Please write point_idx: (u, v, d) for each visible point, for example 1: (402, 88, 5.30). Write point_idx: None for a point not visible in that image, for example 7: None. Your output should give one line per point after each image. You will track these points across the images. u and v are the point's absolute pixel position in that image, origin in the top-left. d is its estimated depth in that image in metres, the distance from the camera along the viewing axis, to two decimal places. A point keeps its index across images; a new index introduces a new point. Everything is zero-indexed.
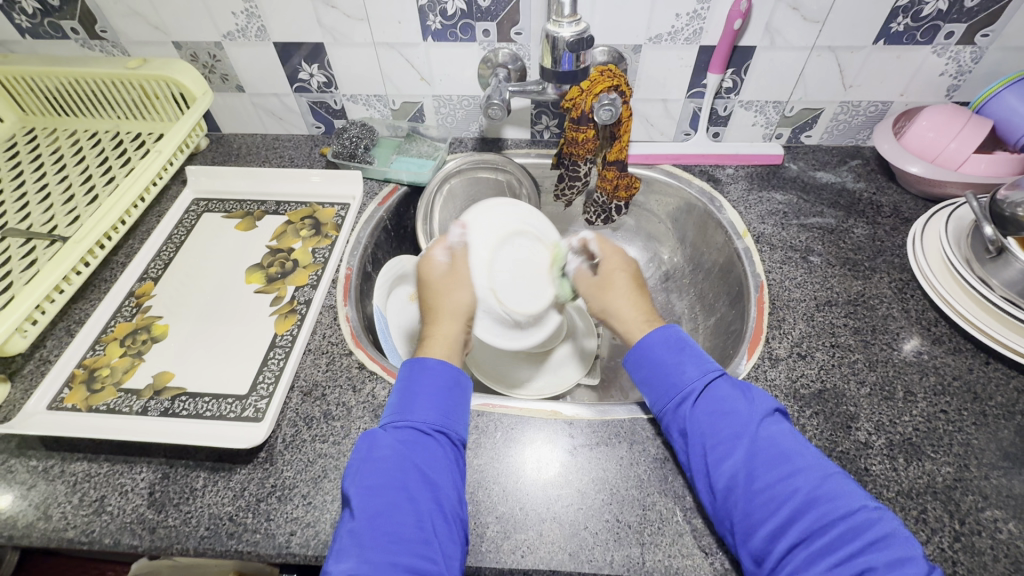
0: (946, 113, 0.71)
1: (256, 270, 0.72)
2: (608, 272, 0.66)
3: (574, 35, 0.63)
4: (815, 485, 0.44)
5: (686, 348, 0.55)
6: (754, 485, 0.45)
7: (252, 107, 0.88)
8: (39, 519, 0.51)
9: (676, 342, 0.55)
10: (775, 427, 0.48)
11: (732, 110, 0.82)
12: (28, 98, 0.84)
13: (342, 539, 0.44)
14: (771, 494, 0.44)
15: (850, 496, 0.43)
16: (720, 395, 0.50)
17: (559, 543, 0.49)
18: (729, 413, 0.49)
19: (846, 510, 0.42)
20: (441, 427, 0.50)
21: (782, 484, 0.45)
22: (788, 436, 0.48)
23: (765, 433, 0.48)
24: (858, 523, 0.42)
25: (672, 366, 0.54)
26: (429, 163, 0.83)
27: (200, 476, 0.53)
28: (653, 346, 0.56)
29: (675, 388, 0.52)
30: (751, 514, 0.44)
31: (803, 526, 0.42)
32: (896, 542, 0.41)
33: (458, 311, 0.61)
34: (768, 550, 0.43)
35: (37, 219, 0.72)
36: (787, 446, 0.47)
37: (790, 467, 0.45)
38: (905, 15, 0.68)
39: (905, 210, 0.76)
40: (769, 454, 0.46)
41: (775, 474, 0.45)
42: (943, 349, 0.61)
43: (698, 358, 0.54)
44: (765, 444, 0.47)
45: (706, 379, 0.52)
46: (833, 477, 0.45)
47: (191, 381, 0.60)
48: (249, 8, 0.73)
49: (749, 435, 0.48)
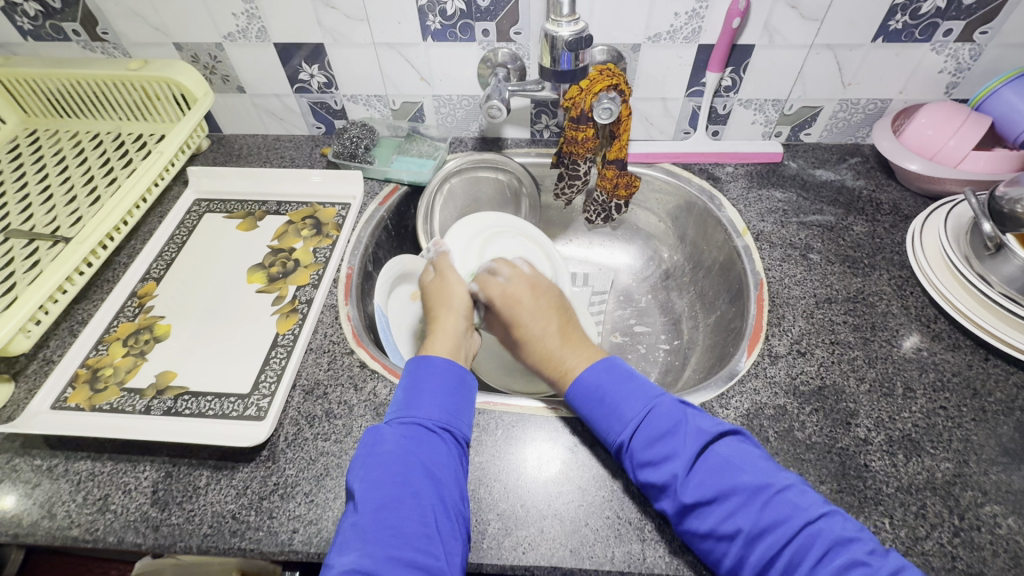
0: (945, 111, 0.71)
1: (258, 270, 0.72)
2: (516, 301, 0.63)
3: (572, 35, 0.64)
4: (756, 518, 0.43)
5: (607, 391, 0.53)
6: (699, 529, 0.44)
7: (253, 107, 0.88)
8: (43, 517, 0.51)
9: (596, 387, 0.54)
10: (707, 461, 0.46)
11: (731, 108, 0.82)
12: (29, 100, 0.84)
13: (344, 533, 0.44)
14: (715, 534, 0.44)
15: (793, 517, 0.42)
16: (652, 436, 0.49)
17: (560, 540, 0.49)
18: (660, 459, 0.47)
19: (790, 535, 0.42)
20: (445, 425, 0.51)
21: (725, 522, 0.44)
22: (721, 467, 0.46)
23: (696, 476, 0.46)
24: (801, 544, 0.41)
25: (601, 418, 0.52)
26: (430, 162, 0.83)
27: (203, 474, 0.54)
28: (580, 391, 0.54)
29: (612, 435, 0.51)
30: (709, 552, 0.45)
31: (758, 558, 0.42)
32: (842, 553, 0.40)
33: (455, 305, 0.63)
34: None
35: (40, 220, 0.72)
36: (720, 481, 0.45)
37: (727, 506, 0.44)
38: (903, 12, 0.68)
39: (905, 207, 0.76)
40: (705, 498, 0.45)
41: (714, 513, 0.44)
42: (942, 346, 0.61)
43: (630, 396, 0.52)
44: (698, 485, 0.45)
45: (633, 427, 0.50)
46: (774, 500, 0.43)
47: (193, 380, 0.61)
48: (249, 9, 0.74)
49: (679, 483, 0.46)
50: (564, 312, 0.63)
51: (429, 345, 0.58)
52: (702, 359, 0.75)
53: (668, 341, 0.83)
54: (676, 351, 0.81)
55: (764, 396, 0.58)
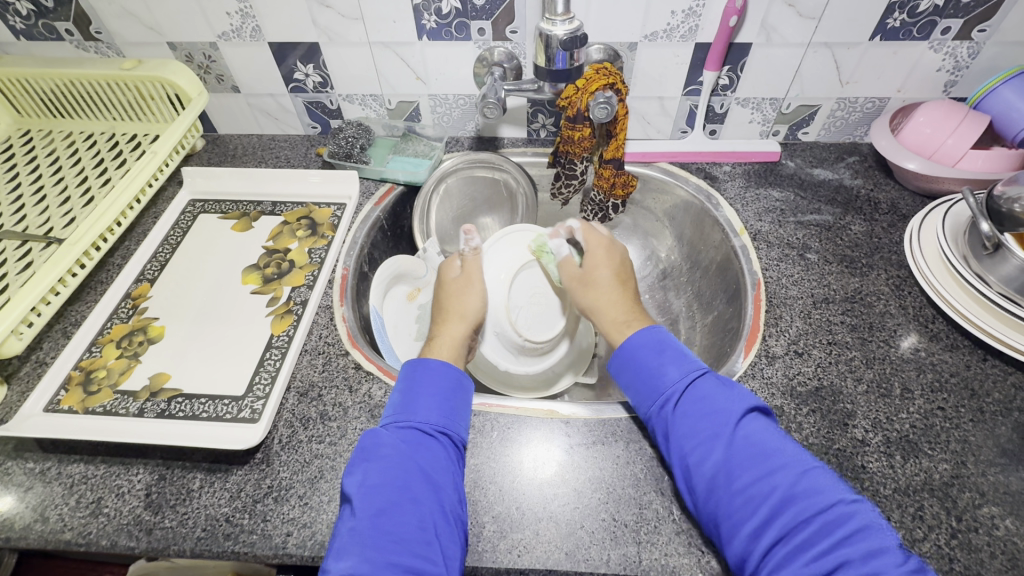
0: (943, 109, 0.70)
1: (253, 271, 0.72)
2: (592, 267, 0.66)
3: (567, 33, 0.63)
4: (793, 482, 0.43)
5: (667, 347, 0.55)
6: (734, 485, 0.45)
7: (248, 107, 0.87)
8: (36, 521, 0.51)
9: (657, 341, 0.55)
10: (753, 424, 0.48)
11: (729, 107, 0.82)
12: (23, 100, 0.84)
13: (342, 537, 0.44)
14: (749, 492, 0.44)
15: (828, 491, 0.43)
16: (702, 393, 0.50)
17: (556, 543, 0.49)
18: (710, 413, 0.49)
19: (825, 504, 0.42)
20: (443, 428, 0.51)
21: (762, 480, 0.44)
22: (767, 431, 0.47)
23: (742, 433, 0.47)
24: (834, 518, 0.41)
25: (654, 368, 0.53)
26: (426, 162, 0.82)
27: (196, 477, 0.53)
28: (635, 348, 0.56)
29: (657, 391, 0.52)
30: (731, 515, 0.44)
31: (783, 523, 0.42)
32: (873, 534, 0.40)
33: (465, 313, 0.64)
34: (749, 551, 0.42)
35: (33, 221, 0.72)
36: (765, 442, 0.46)
37: (770, 463, 0.45)
38: (901, 10, 0.68)
39: (903, 207, 0.76)
40: (749, 453, 0.46)
41: (750, 472, 0.45)
42: (940, 346, 0.61)
43: (680, 359, 0.54)
44: (742, 441, 0.46)
45: (685, 381, 0.51)
46: (811, 472, 0.44)
47: (187, 382, 0.60)
48: (243, 8, 0.73)
49: (728, 435, 0.47)
50: (630, 277, 0.67)
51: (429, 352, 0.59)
52: (700, 360, 0.75)
53: None
54: None
55: (760, 397, 0.57)
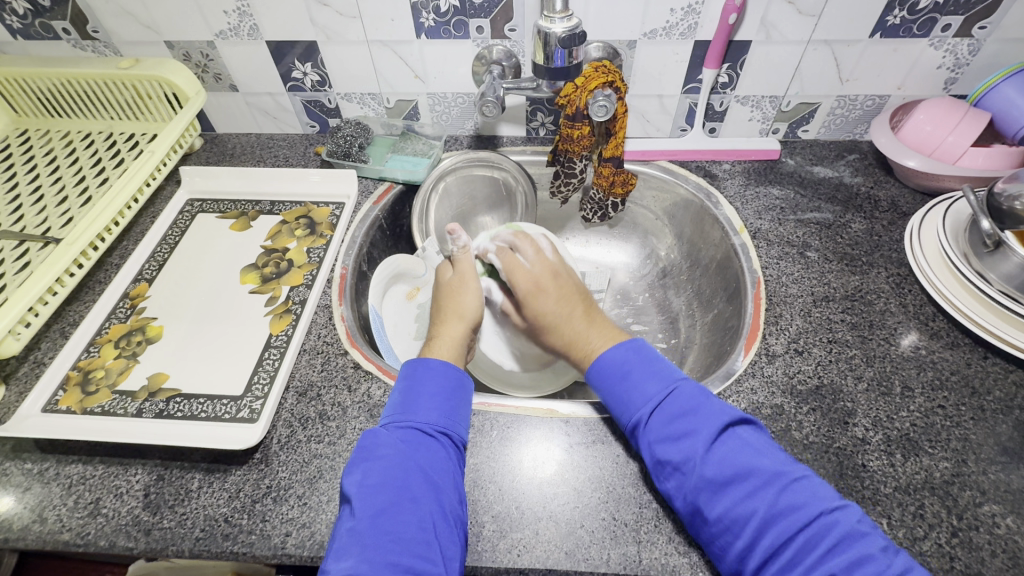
0: (943, 107, 0.70)
1: (251, 270, 0.72)
2: (539, 292, 0.63)
3: (566, 31, 0.63)
4: (772, 501, 0.43)
5: (633, 367, 0.53)
6: (712, 510, 0.44)
7: (246, 106, 0.87)
8: (34, 521, 0.51)
9: (621, 364, 0.54)
10: (727, 443, 0.46)
11: (728, 105, 0.82)
12: (21, 100, 0.84)
13: (342, 537, 0.44)
14: (729, 517, 0.43)
15: (809, 504, 0.42)
16: (672, 413, 0.49)
17: (555, 542, 0.49)
18: (679, 437, 0.47)
19: (806, 521, 0.41)
20: (444, 429, 0.51)
21: (740, 505, 0.43)
22: (739, 450, 0.45)
23: (716, 455, 0.46)
24: (817, 531, 0.41)
25: (622, 393, 0.52)
26: (425, 161, 0.82)
27: (195, 477, 0.53)
28: (604, 370, 0.54)
29: (629, 414, 0.51)
30: (717, 536, 0.44)
31: (769, 541, 0.42)
32: (857, 542, 0.40)
33: (463, 314, 0.63)
34: (742, 567, 0.43)
35: (31, 220, 0.71)
36: (739, 462, 0.45)
37: (744, 487, 0.44)
38: (901, 7, 0.67)
39: (903, 204, 0.75)
40: (722, 477, 0.44)
41: (729, 496, 0.44)
42: (940, 344, 0.61)
43: (648, 378, 0.52)
44: (716, 464, 0.45)
45: (653, 404, 0.50)
46: (791, 487, 0.43)
47: (185, 382, 0.60)
48: (240, 7, 0.73)
49: (698, 461, 0.46)
50: (580, 293, 0.63)
51: (430, 351, 0.58)
52: (700, 359, 0.74)
53: (665, 340, 0.82)
54: (674, 350, 0.80)
55: (760, 395, 0.57)
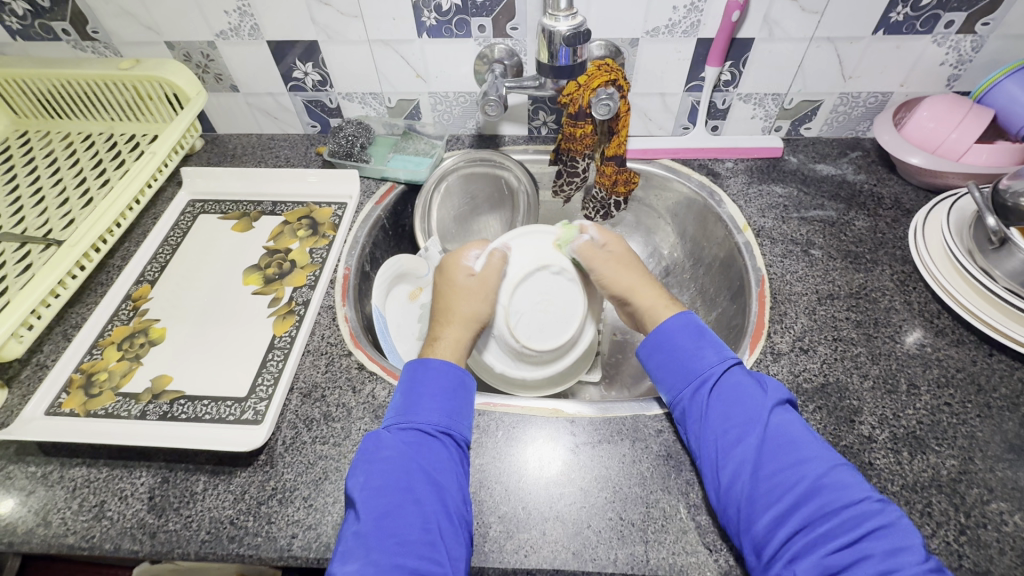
0: (947, 104, 0.70)
1: (253, 271, 0.71)
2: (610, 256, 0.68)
3: (570, 29, 0.63)
4: (822, 474, 0.44)
5: (704, 335, 0.56)
6: (761, 473, 0.46)
7: (246, 106, 0.87)
8: (39, 525, 0.50)
9: (693, 328, 0.57)
10: (783, 417, 0.49)
11: (731, 103, 0.81)
12: (20, 101, 0.83)
13: (347, 541, 0.44)
14: (778, 480, 0.45)
15: (854, 487, 0.43)
16: (736, 381, 0.51)
17: (563, 543, 0.48)
18: (745, 400, 0.50)
19: (850, 500, 0.42)
20: (445, 428, 0.51)
21: (791, 471, 0.45)
22: (799, 424, 0.48)
23: (775, 424, 0.48)
24: (860, 512, 0.42)
25: (691, 352, 0.55)
26: (427, 160, 0.82)
27: (200, 479, 0.53)
28: (674, 330, 0.56)
29: (694, 373, 0.53)
30: (755, 500, 0.45)
31: (807, 512, 0.43)
32: (896, 531, 0.41)
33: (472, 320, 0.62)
34: (770, 538, 0.43)
35: (32, 222, 0.71)
36: (797, 435, 0.47)
37: (800, 454, 0.46)
38: (904, 4, 0.67)
39: (906, 202, 0.75)
40: (777, 447, 0.47)
41: (783, 462, 0.46)
42: (946, 341, 0.61)
43: (715, 346, 0.55)
44: (776, 431, 0.47)
45: (722, 367, 0.52)
46: (840, 467, 0.45)
47: (189, 384, 0.60)
48: (241, 7, 0.72)
49: (761, 424, 0.48)
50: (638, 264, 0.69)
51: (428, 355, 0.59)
52: None
53: None
54: None
55: None
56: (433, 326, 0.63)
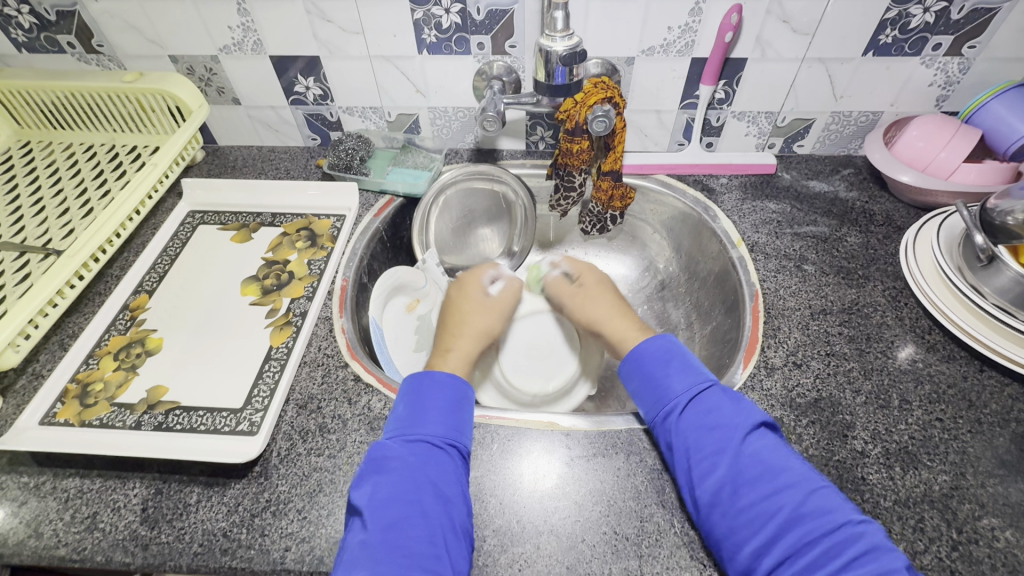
0: (936, 123, 0.71)
1: (252, 282, 0.72)
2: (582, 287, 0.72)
3: (566, 49, 0.64)
4: (801, 502, 0.45)
5: (674, 357, 0.57)
6: (738, 502, 0.46)
7: (248, 119, 0.88)
8: (30, 536, 0.50)
9: (664, 351, 0.57)
10: (760, 440, 0.49)
11: (725, 120, 0.83)
12: (23, 111, 0.84)
13: (352, 550, 0.44)
14: (755, 510, 0.45)
15: (837, 510, 0.44)
16: (705, 407, 0.52)
17: (557, 557, 0.48)
18: (715, 428, 0.50)
19: (831, 526, 0.43)
20: (451, 440, 0.51)
21: (768, 500, 0.45)
22: (775, 449, 0.48)
23: (750, 448, 0.48)
24: (843, 538, 0.42)
25: (662, 377, 0.55)
26: (426, 174, 0.83)
27: (194, 491, 0.53)
28: (646, 356, 0.58)
29: (663, 401, 0.54)
30: (735, 530, 0.45)
31: (790, 541, 0.43)
32: (883, 554, 0.41)
33: (479, 333, 0.66)
34: (755, 565, 0.44)
35: (32, 232, 0.72)
36: (772, 460, 0.47)
37: (776, 483, 0.46)
38: (893, 27, 0.69)
39: (897, 218, 0.76)
40: (754, 472, 0.47)
41: (760, 490, 0.46)
42: (937, 357, 0.61)
43: (687, 369, 0.55)
44: (749, 458, 0.48)
45: (691, 394, 0.53)
46: (820, 492, 0.45)
47: (185, 394, 0.60)
48: (245, 22, 0.74)
49: (733, 450, 0.48)
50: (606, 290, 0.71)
51: (438, 366, 0.60)
52: None
53: None
54: None
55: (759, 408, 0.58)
56: (443, 339, 0.65)
